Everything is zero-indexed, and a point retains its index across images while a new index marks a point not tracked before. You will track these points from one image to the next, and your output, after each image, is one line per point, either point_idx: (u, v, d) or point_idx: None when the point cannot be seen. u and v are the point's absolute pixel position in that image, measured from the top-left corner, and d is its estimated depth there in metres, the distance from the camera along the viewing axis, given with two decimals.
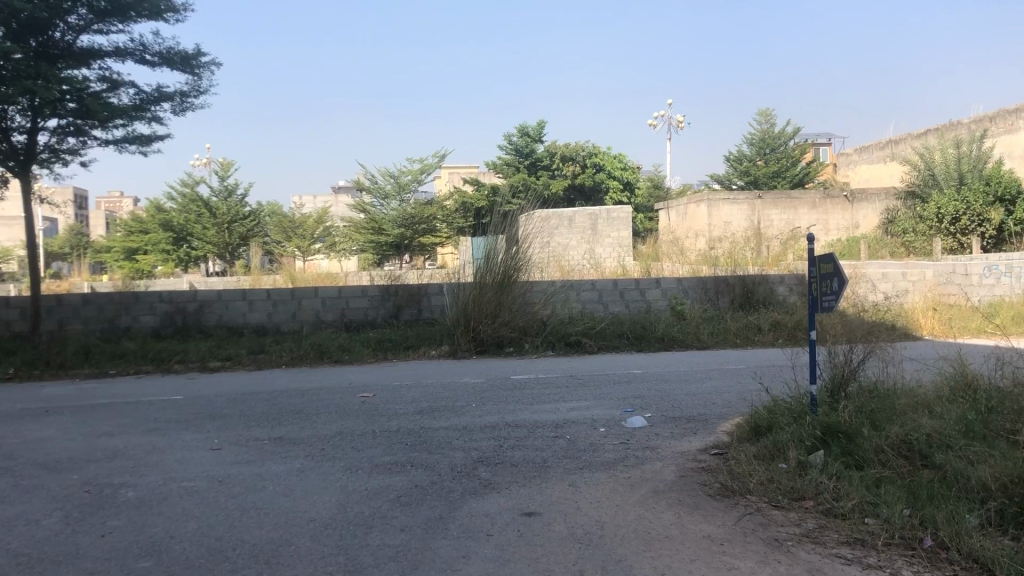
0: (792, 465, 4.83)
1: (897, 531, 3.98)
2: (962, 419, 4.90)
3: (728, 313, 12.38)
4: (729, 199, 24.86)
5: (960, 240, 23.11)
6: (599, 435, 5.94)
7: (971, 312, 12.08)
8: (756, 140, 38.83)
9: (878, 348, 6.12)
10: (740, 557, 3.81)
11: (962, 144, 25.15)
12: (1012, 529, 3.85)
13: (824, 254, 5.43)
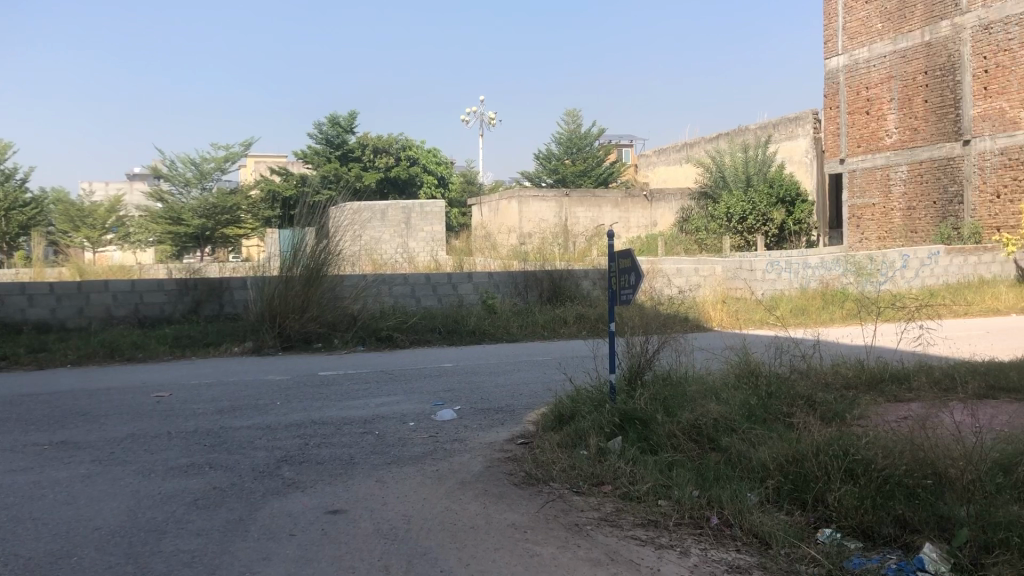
0: (592, 452, 5.02)
1: (687, 511, 4.22)
2: (745, 405, 5.26)
3: (536, 307, 12.69)
4: (537, 196, 25.45)
5: (746, 238, 24.63)
6: (407, 429, 5.92)
7: (754, 305, 13.01)
8: (564, 140, 40.03)
9: (671, 339, 6.47)
10: (542, 543, 3.91)
11: (749, 148, 27.00)
12: (787, 505, 4.18)
13: (623, 249, 5.67)
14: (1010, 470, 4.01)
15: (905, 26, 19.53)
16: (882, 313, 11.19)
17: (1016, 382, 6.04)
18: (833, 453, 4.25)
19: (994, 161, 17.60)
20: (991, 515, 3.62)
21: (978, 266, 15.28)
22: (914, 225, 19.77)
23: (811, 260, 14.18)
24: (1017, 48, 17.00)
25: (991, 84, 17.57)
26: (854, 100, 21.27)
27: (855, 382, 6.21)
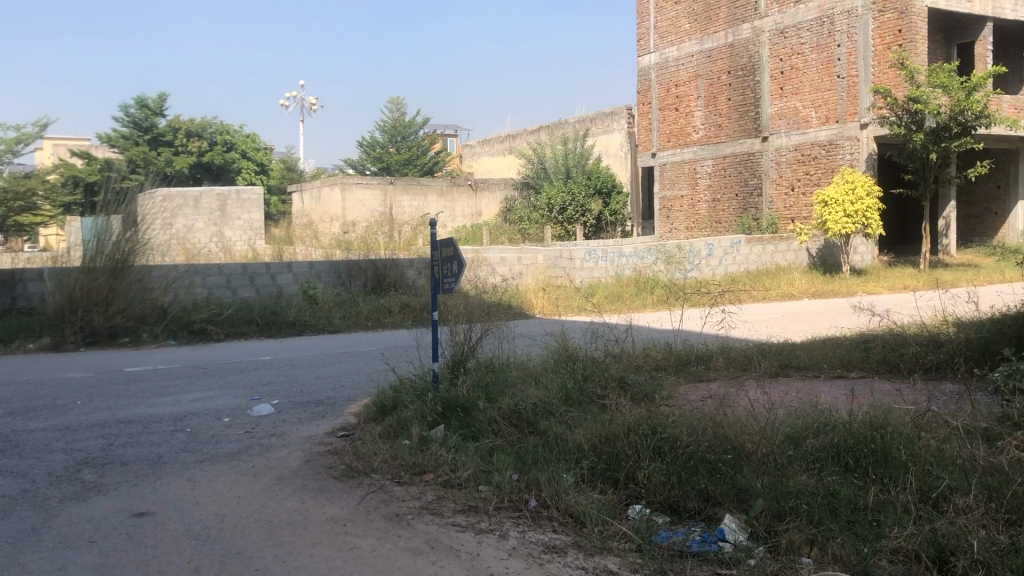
0: (414, 441, 5.02)
1: (506, 496, 4.30)
2: (562, 389, 5.42)
3: (359, 296, 12.52)
4: (360, 183, 25.04)
5: (566, 228, 25.20)
6: (221, 426, 5.69)
7: (574, 293, 13.42)
8: (388, 128, 39.61)
9: (493, 326, 6.57)
10: (362, 535, 3.87)
11: (569, 141, 27.71)
12: (601, 485, 4.34)
13: (445, 238, 5.68)
14: (800, 441, 4.32)
15: (710, 26, 20.67)
16: (690, 300, 11.81)
17: (805, 361, 6.54)
18: (643, 432, 4.45)
19: (789, 156, 18.93)
20: (783, 485, 3.89)
21: (776, 254, 16.38)
22: (719, 216, 20.96)
23: (626, 250, 14.75)
24: (808, 52, 18.39)
25: (786, 85, 18.91)
26: (665, 96, 22.26)
27: (664, 365, 6.53)
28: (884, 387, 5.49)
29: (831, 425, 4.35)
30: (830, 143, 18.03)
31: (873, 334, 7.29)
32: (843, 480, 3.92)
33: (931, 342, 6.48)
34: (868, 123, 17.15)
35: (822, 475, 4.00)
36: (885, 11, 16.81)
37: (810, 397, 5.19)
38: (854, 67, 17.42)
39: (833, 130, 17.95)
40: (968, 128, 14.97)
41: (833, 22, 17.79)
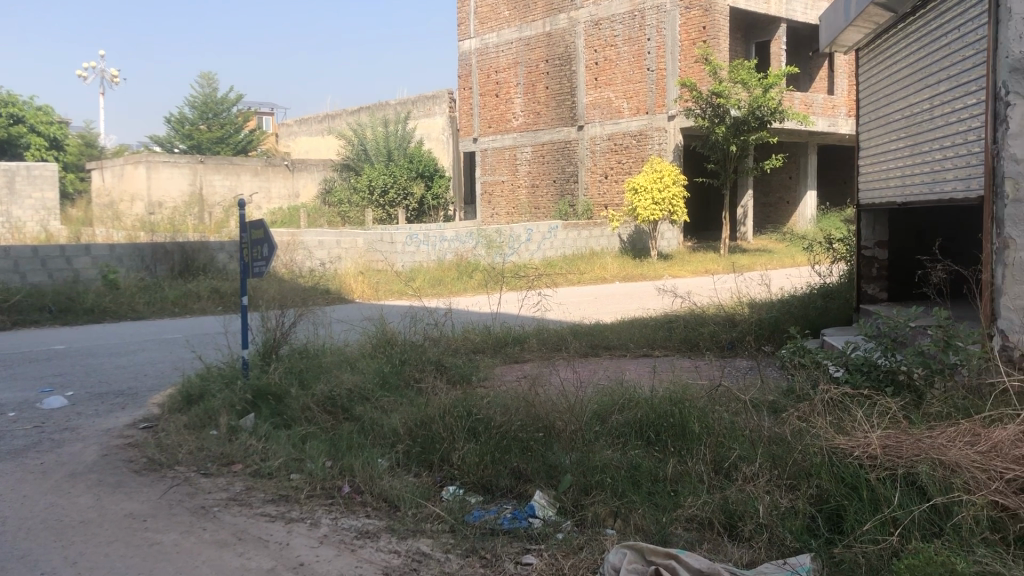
0: (222, 431, 4.84)
1: (318, 483, 4.22)
2: (378, 374, 5.38)
3: (165, 282, 11.90)
4: (168, 162, 23.76)
5: (387, 211, 25.17)
6: (5, 421, 5.26)
7: (394, 277, 13.34)
8: (198, 104, 37.72)
9: (308, 312, 6.42)
10: (164, 530, 3.69)
11: (389, 123, 27.42)
12: (416, 467, 4.34)
13: (255, 220, 5.48)
14: (607, 418, 4.51)
15: (529, 15, 21.00)
16: (507, 283, 12.01)
17: (614, 341, 6.81)
18: (457, 414, 4.50)
19: (602, 145, 19.61)
20: (590, 460, 4.03)
21: (591, 239, 16.90)
22: (537, 202, 21.41)
23: (447, 234, 14.79)
24: (620, 44, 19.09)
25: (600, 76, 19.55)
26: (485, 82, 22.42)
27: (481, 348, 6.60)
28: (683, 365, 5.81)
29: (635, 401, 4.56)
30: (640, 133, 18.81)
31: (676, 315, 7.68)
32: (646, 454, 4.11)
33: (727, 322, 6.91)
34: (675, 115, 18.02)
35: (626, 449, 4.19)
36: (691, 8, 17.68)
37: (617, 375, 5.42)
38: (662, 61, 18.24)
39: (643, 120, 18.73)
40: (764, 123, 16.07)
41: (644, 16, 18.53)
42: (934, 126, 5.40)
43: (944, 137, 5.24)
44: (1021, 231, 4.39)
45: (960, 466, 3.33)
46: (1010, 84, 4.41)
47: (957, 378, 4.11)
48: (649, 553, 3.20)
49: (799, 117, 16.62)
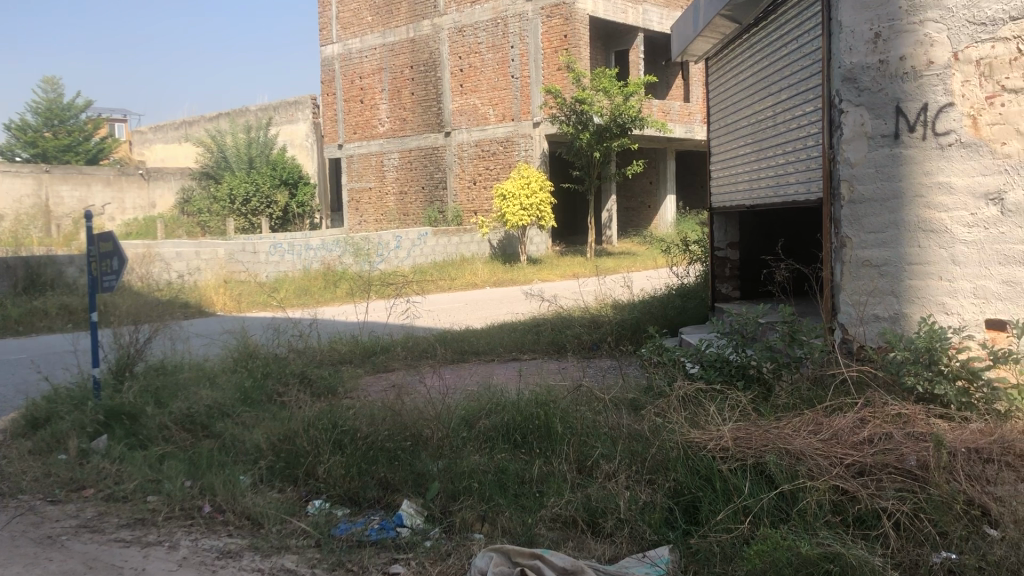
0: (72, 455, 4.60)
1: (176, 504, 4.06)
2: (239, 388, 5.24)
3: (7, 299, 11.20)
4: (9, 172, 22.37)
5: (250, 220, 24.52)
6: None
7: (257, 288, 13.04)
8: (41, 110, 35.66)
9: (165, 328, 6.18)
10: (5, 564, 3.47)
11: (250, 130, 26.70)
12: (280, 483, 4.25)
13: (103, 232, 5.24)
14: (473, 422, 4.54)
15: (391, 21, 20.87)
16: (374, 292, 11.91)
17: (482, 347, 6.85)
18: (322, 427, 4.43)
19: (470, 152, 19.72)
20: (457, 467, 4.05)
21: (460, 245, 16.94)
22: (406, 210, 21.31)
23: (312, 243, 14.59)
24: (484, 51, 19.25)
25: (465, 82, 19.65)
26: (349, 88, 22.12)
27: (348, 359, 6.51)
28: (548, 367, 5.92)
29: (501, 405, 4.61)
30: (506, 140, 19.02)
31: (543, 318, 7.81)
32: (513, 457, 4.16)
33: (591, 323, 7.07)
34: (539, 122, 18.34)
35: (492, 453, 4.22)
36: (552, 16, 18.02)
37: (484, 380, 5.47)
38: (526, 69, 18.54)
39: (508, 127, 18.96)
40: (626, 130, 16.56)
41: (507, 24, 18.76)
42: (777, 133, 5.70)
43: (786, 143, 5.54)
44: (856, 231, 4.68)
45: (804, 454, 3.52)
46: (842, 92, 4.71)
47: (802, 370, 4.39)
48: (515, 555, 3.24)
49: (657, 124, 17.23)
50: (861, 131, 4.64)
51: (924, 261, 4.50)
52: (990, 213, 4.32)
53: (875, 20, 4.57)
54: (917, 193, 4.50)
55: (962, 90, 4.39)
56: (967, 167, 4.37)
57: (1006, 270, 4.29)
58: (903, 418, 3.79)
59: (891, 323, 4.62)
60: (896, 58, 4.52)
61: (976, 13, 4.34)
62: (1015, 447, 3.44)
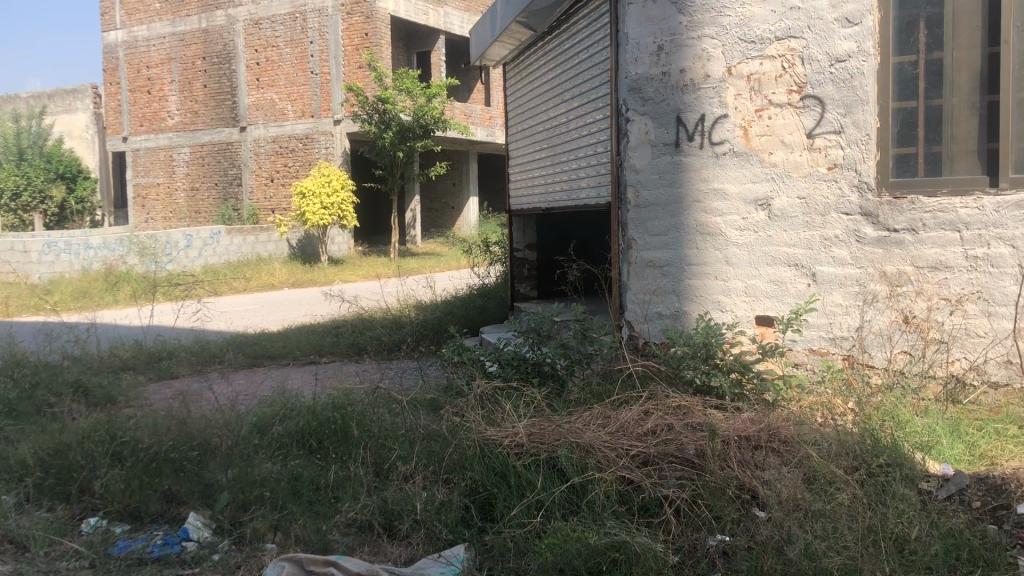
0: None
1: None
2: (4, 400, 4.79)
3: None
4: None
5: (20, 216, 22.15)
6: None
7: (27, 291, 12.01)
8: None
9: None
10: None
11: (20, 118, 24.50)
12: (48, 501, 3.89)
13: None
14: (267, 429, 4.39)
15: (181, 9, 19.81)
16: (161, 293, 11.29)
17: (278, 350, 6.64)
18: (97, 439, 4.13)
19: (267, 148, 19.11)
20: (248, 475, 3.89)
21: (257, 245, 16.35)
22: (198, 207, 20.33)
23: (91, 241, 13.76)
24: (282, 45, 18.71)
25: (262, 76, 19.01)
26: (134, 77, 20.77)
27: (130, 365, 6.11)
28: (347, 370, 5.81)
29: (296, 411, 4.49)
30: (305, 137, 18.59)
31: (343, 320, 7.69)
32: (306, 464, 4.05)
33: (392, 324, 7.02)
34: (340, 119, 18.12)
35: (286, 460, 4.09)
36: (353, 14, 17.89)
37: (279, 385, 5.29)
38: (326, 65, 18.23)
39: (308, 124, 18.53)
40: (428, 131, 16.69)
41: (306, 19, 18.37)
42: (569, 138, 5.90)
43: (578, 148, 5.76)
44: (641, 233, 4.94)
45: (593, 446, 3.65)
46: (628, 101, 4.95)
47: (593, 366, 4.61)
48: (307, 563, 3.14)
49: (459, 127, 17.44)
50: (645, 138, 4.90)
51: (701, 262, 4.81)
52: (757, 217, 4.66)
53: (658, 34, 4.82)
54: (695, 198, 4.80)
55: (734, 103, 4.70)
56: (740, 175, 4.70)
57: (773, 270, 4.65)
58: (683, 409, 4.03)
59: (672, 319, 4.92)
60: (677, 70, 4.80)
61: (747, 32, 4.64)
62: (780, 433, 3.71)
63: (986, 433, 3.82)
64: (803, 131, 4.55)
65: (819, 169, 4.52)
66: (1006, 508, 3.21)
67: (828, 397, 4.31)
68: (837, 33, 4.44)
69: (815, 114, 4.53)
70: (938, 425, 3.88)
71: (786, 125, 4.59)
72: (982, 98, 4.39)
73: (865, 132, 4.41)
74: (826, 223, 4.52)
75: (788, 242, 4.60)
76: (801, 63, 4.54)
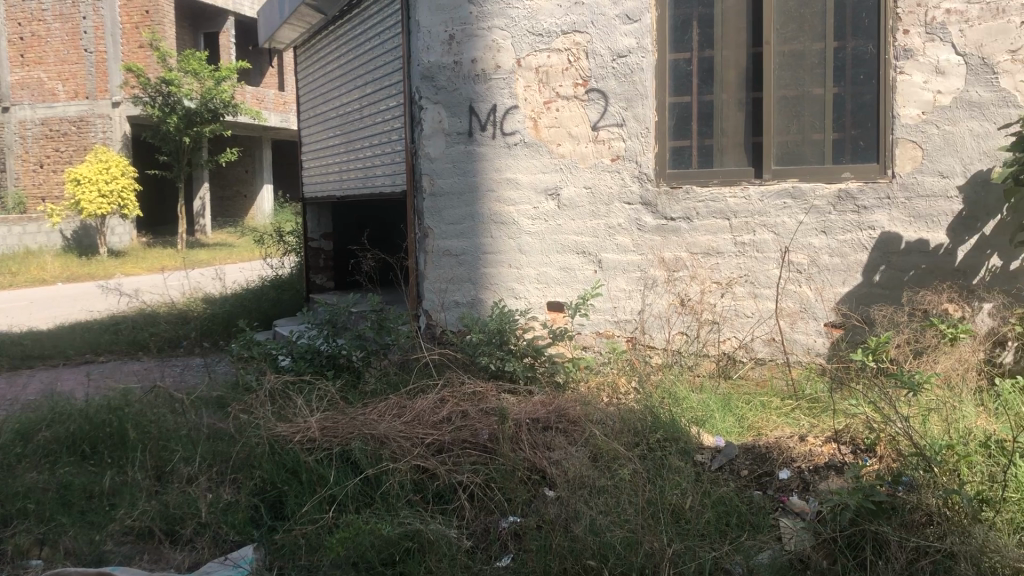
0: None
1: None
2: None
3: None
4: None
5: None
6: None
7: None
8: None
9: None
10: None
11: None
12: None
13: None
14: (32, 436, 4.05)
15: None
16: None
17: (48, 349, 6.15)
18: None
19: (35, 131, 17.55)
20: (9, 487, 3.56)
21: (24, 236, 15.07)
22: None
23: None
24: (50, 20, 17.16)
25: (27, 53, 17.37)
26: None
27: None
28: (126, 369, 5.46)
29: (67, 415, 4.17)
30: (79, 120, 17.25)
31: (123, 315, 7.22)
32: (78, 470, 3.76)
33: (177, 319, 6.67)
34: (119, 102, 17.04)
35: (54, 469, 3.78)
36: None
37: (48, 388, 4.88)
38: (101, 44, 17.00)
39: (82, 106, 17.21)
40: (216, 116, 15.98)
41: None
42: (363, 126, 5.82)
43: (372, 136, 5.69)
44: (436, 222, 4.96)
45: (388, 438, 3.63)
46: (420, 89, 4.95)
47: (389, 356, 4.59)
48: None
49: (250, 112, 16.82)
50: (439, 128, 4.93)
51: (495, 250, 4.90)
52: (548, 206, 4.79)
53: (449, 23, 4.85)
54: (489, 188, 4.87)
55: (524, 94, 4.79)
56: (530, 165, 4.81)
57: (562, 257, 4.80)
58: (478, 395, 4.08)
59: (468, 307, 4.98)
60: (468, 60, 4.85)
61: (535, 24, 4.74)
62: (568, 414, 3.84)
63: (753, 406, 4.12)
64: (588, 124, 4.71)
65: (603, 160, 4.70)
66: (769, 474, 3.47)
67: (614, 377, 4.51)
68: (617, 30, 4.62)
69: (599, 106, 4.69)
70: (712, 399, 4.14)
71: (573, 117, 4.73)
72: (747, 95, 4.66)
73: (645, 125, 4.63)
74: (610, 212, 4.71)
75: (576, 231, 4.76)
76: (585, 57, 4.69)
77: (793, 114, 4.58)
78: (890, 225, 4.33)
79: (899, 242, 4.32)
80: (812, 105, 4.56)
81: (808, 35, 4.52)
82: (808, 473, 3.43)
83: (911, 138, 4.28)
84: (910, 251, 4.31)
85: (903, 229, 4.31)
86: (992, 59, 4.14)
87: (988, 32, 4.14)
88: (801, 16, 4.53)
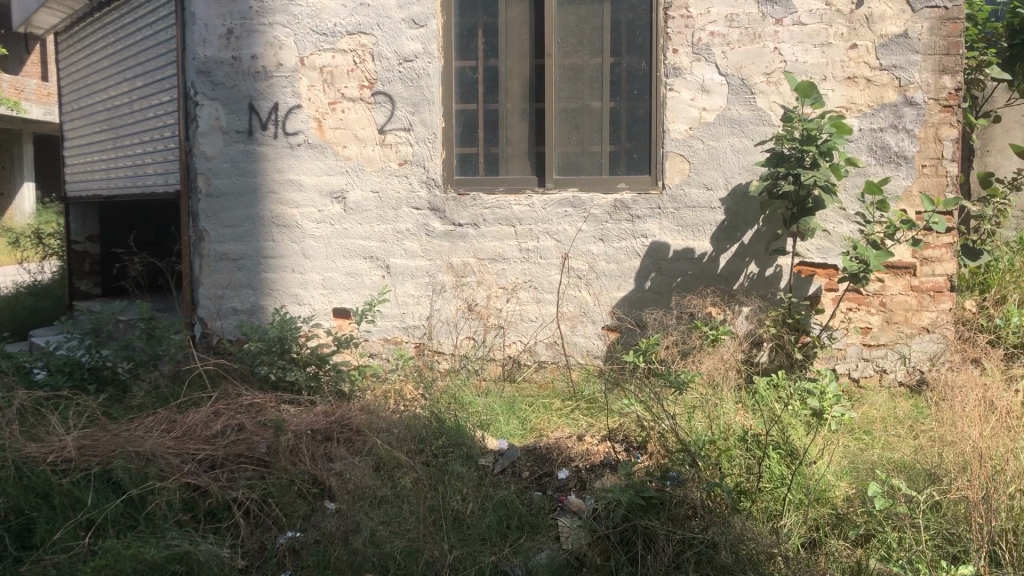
0: None
1: None
2: None
3: None
4: None
5: None
6: None
7: None
8: None
9: None
10: None
11: None
12: None
13: None
14: None
15: None
16: None
17: None
18: None
19: None
20: None
21: None
22: None
23: None
24: None
25: None
26: None
27: None
28: None
29: None
30: None
31: None
32: None
33: None
34: None
35: None
36: None
37: None
38: None
39: None
40: None
41: None
42: (132, 121, 5.43)
43: (142, 133, 5.32)
44: (213, 224, 4.72)
45: (155, 455, 3.39)
46: (196, 85, 4.69)
47: (159, 368, 4.30)
48: None
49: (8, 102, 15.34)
50: (215, 125, 4.70)
51: (277, 254, 4.72)
52: (332, 210, 4.67)
53: (227, 17, 4.63)
54: (270, 189, 4.69)
55: (307, 94, 4.65)
56: (314, 167, 4.67)
57: (348, 263, 4.70)
58: (256, 407, 3.90)
59: (247, 315, 4.77)
60: (248, 56, 4.64)
61: (318, 23, 4.60)
62: (351, 424, 3.75)
63: (536, 408, 4.21)
64: (375, 127, 4.64)
65: (390, 164, 4.64)
66: (549, 474, 3.55)
67: (400, 384, 4.45)
68: (403, 34, 4.58)
69: (385, 110, 4.63)
70: (496, 403, 4.19)
71: (358, 120, 4.64)
72: (530, 105, 4.75)
73: (431, 131, 4.62)
74: (398, 217, 4.67)
75: (362, 235, 4.68)
76: (371, 60, 4.61)
77: (573, 125, 4.73)
78: (660, 234, 4.56)
79: (668, 250, 4.56)
80: (591, 118, 4.72)
81: (587, 50, 4.68)
82: (585, 472, 3.53)
83: (679, 152, 4.53)
84: (678, 258, 4.56)
85: (672, 238, 4.56)
86: (751, 79, 4.46)
87: (747, 55, 4.45)
88: (579, 31, 4.67)
